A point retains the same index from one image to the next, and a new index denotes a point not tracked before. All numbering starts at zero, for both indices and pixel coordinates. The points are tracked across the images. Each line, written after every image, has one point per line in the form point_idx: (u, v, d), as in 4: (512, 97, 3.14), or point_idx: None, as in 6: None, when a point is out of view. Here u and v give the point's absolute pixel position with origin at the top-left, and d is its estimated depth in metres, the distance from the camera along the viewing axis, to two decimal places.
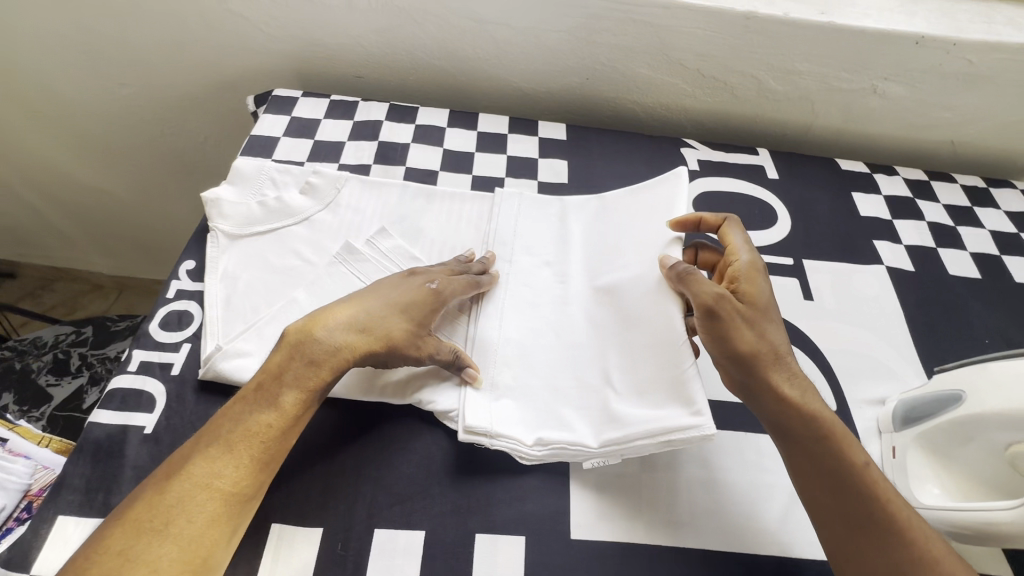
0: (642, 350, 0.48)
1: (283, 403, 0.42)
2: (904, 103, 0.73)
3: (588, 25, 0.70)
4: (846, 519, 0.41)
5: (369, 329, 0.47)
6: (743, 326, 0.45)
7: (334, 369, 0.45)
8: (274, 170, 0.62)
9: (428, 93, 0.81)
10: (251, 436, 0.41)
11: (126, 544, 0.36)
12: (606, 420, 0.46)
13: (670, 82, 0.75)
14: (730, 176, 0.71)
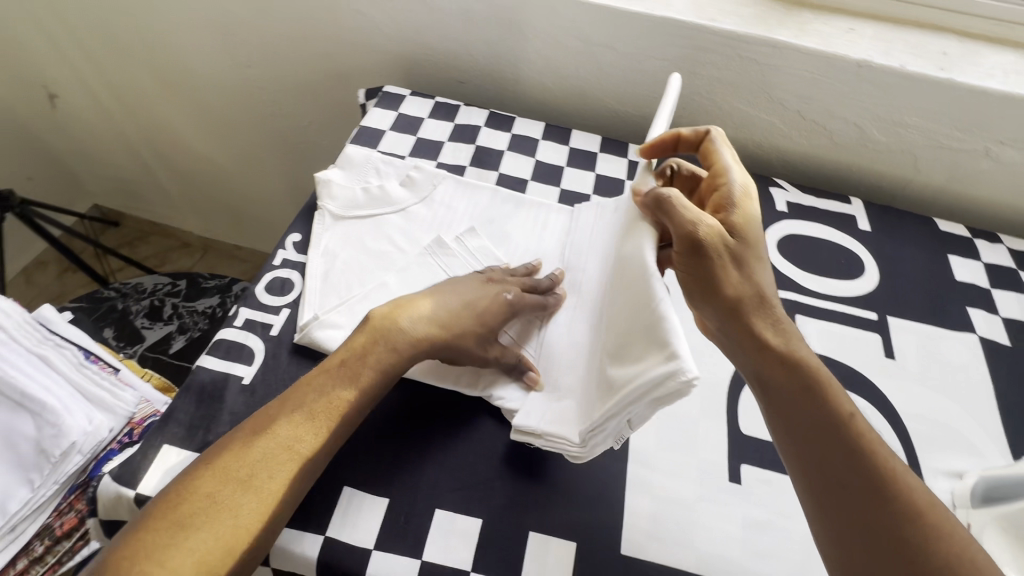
0: (626, 312, 0.45)
1: (363, 383, 0.46)
2: (1019, 170, 0.70)
3: (693, 56, 0.71)
4: (850, 487, 0.37)
5: (440, 320, 0.50)
6: (729, 264, 0.43)
7: (409, 357, 0.48)
8: (379, 161, 0.67)
9: (524, 105, 0.84)
10: (329, 408, 0.44)
11: (215, 488, 0.40)
12: (607, 389, 0.43)
13: (767, 120, 0.75)
14: (818, 221, 0.70)
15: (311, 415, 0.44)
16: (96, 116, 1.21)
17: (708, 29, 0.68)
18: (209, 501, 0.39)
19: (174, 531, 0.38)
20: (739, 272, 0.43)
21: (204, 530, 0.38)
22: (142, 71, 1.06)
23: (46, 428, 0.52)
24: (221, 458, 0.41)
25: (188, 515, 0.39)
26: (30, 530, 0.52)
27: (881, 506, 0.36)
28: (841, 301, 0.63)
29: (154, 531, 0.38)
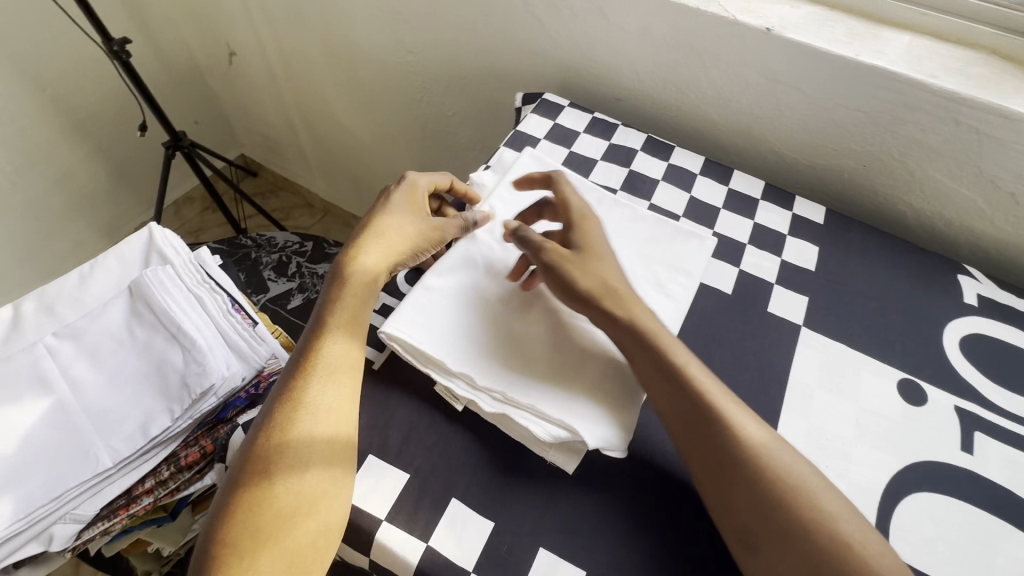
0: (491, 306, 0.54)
1: (340, 331, 0.49)
2: None
3: (897, 112, 0.63)
4: (711, 487, 0.42)
5: (394, 237, 0.56)
6: (577, 264, 0.51)
7: (366, 281, 0.53)
8: (533, 164, 0.65)
9: (680, 134, 0.80)
10: (334, 357, 0.48)
11: (267, 467, 0.42)
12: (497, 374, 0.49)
13: (968, 197, 0.65)
14: (1017, 325, 0.59)
15: (324, 371, 0.47)
16: (263, 77, 1.32)
17: (925, 86, 0.60)
18: (266, 479, 0.42)
19: (250, 518, 0.40)
20: (585, 268, 0.51)
21: (277, 505, 0.41)
22: (312, 43, 1.14)
23: (193, 365, 0.57)
24: (262, 445, 0.43)
25: (256, 501, 0.41)
26: (162, 455, 0.56)
27: (703, 451, 0.42)
28: None
29: (230, 527, 0.40)
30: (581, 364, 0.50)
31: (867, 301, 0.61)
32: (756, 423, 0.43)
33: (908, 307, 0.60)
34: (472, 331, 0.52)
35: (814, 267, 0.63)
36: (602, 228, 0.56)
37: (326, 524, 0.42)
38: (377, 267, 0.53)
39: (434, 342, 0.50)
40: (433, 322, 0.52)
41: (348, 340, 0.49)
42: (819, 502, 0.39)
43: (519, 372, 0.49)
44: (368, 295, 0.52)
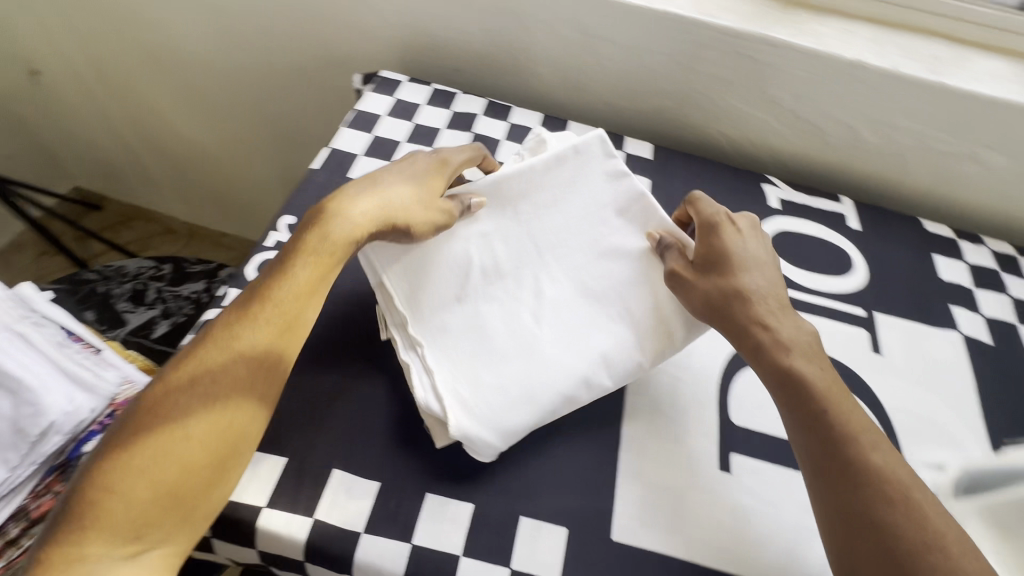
0: (443, 291, 0.51)
1: (290, 285, 0.46)
2: (1003, 175, 0.72)
3: (692, 52, 0.72)
4: (828, 510, 0.41)
5: (390, 195, 0.50)
6: (708, 276, 0.49)
7: (332, 235, 0.48)
8: (585, 152, 0.56)
9: (521, 97, 0.84)
10: (267, 326, 0.45)
11: (172, 404, 0.41)
12: (433, 333, 0.50)
13: (762, 119, 0.76)
14: (810, 219, 0.70)
15: (253, 340, 0.44)
16: (81, 95, 1.18)
17: (708, 26, 0.68)
18: (153, 438, 0.40)
19: (120, 474, 0.38)
20: (718, 279, 0.49)
21: (149, 471, 0.39)
22: (129, 50, 1.03)
23: (24, 407, 0.51)
24: (167, 398, 0.41)
25: (133, 457, 0.39)
26: (5, 511, 0.50)
27: (825, 458, 0.42)
28: (831, 297, 0.63)
29: (114, 460, 0.39)
30: (503, 368, 0.48)
31: None
32: (881, 440, 0.42)
33: None
34: (433, 293, 0.51)
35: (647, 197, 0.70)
36: (755, 246, 0.51)
37: (191, 510, 0.40)
38: (350, 219, 0.48)
39: (404, 292, 0.51)
40: (403, 270, 0.52)
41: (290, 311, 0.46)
42: (914, 525, 0.38)
43: (454, 343, 0.49)
44: (328, 265, 0.48)
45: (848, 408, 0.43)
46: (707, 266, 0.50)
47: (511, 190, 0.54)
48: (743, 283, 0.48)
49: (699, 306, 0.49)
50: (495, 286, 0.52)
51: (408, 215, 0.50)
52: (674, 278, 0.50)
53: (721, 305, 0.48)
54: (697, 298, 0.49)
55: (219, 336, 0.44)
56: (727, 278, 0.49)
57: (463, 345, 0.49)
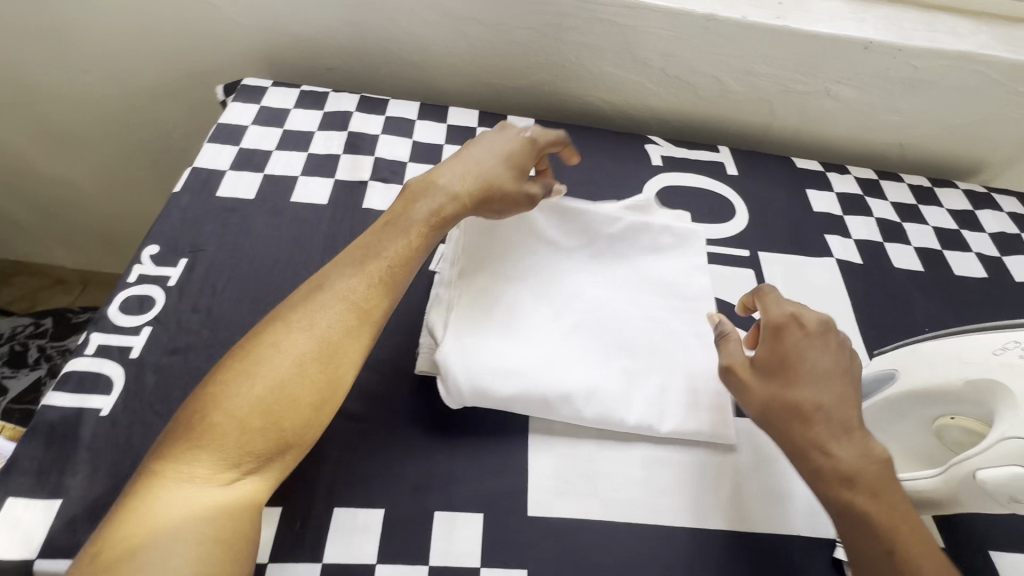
0: (486, 266, 0.55)
1: (386, 257, 0.46)
2: (855, 105, 0.77)
3: (557, 22, 0.72)
4: None
5: (479, 161, 0.53)
6: (766, 382, 0.44)
7: (423, 210, 0.49)
8: (655, 228, 0.60)
9: (400, 87, 0.82)
10: (373, 283, 0.45)
11: (252, 371, 0.40)
12: (474, 283, 0.53)
13: (636, 81, 0.78)
14: (692, 171, 0.73)
15: (366, 291, 0.45)
16: None
17: None
18: (267, 368, 0.40)
19: (236, 398, 0.39)
20: (779, 391, 0.44)
21: (261, 399, 0.39)
22: None
23: None
24: (282, 331, 0.42)
25: (248, 381, 0.40)
26: None
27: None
28: (718, 243, 0.66)
29: (184, 434, 0.38)
30: (534, 356, 0.50)
31: (582, 186, 0.69)
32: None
33: (615, 181, 0.70)
34: (496, 262, 0.55)
35: None
36: (818, 355, 0.44)
37: (283, 450, 0.40)
38: (439, 186, 0.51)
39: (471, 246, 0.55)
40: (483, 237, 0.56)
41: (393, 271, 0.46)
42: None
43: (486, 302, 0.53)
44: (422, 234, 0.48)
45: (922, 552, 0.37)
46: (770, 367, 0.45)
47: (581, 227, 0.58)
48: (805, 398, 0.43)
49: (757, 410, 0.45)
50: (546, 288, 0.55)
51: (491, 186, 0.52)
52: (729, 373, 0.46)
53: (776, 418, 0.43)
54: (755, 402, 0.45)
55: (338, 277, 0.45)
56: (789, 387, 0.43)
57: (495, 311, 0.52)
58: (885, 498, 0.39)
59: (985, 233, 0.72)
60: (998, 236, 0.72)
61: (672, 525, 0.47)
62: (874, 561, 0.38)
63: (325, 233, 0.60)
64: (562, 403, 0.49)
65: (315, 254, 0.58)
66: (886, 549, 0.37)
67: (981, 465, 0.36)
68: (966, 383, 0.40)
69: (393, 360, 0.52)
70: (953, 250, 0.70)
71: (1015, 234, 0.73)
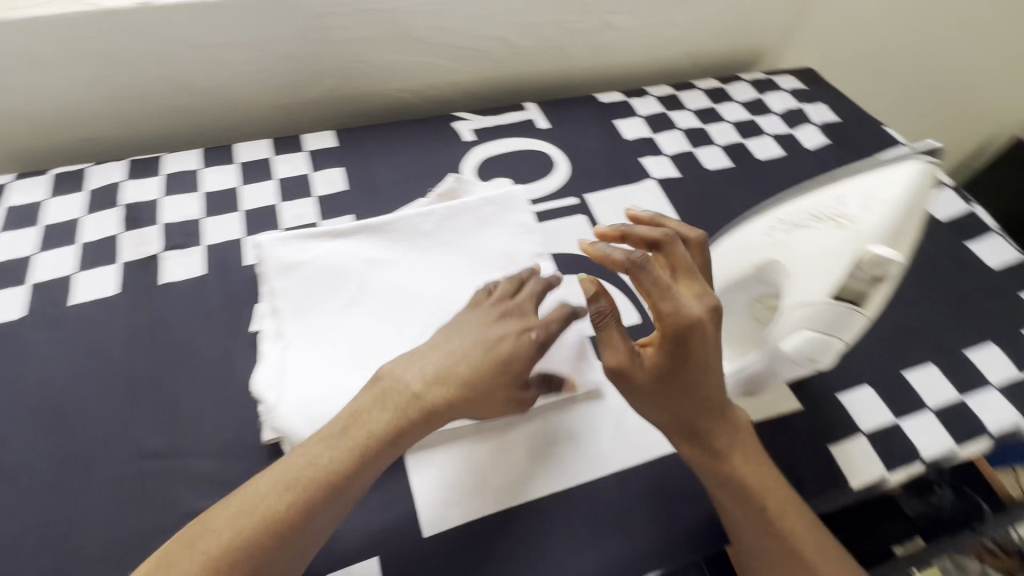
0: (307, 304, 0.52)
1: (312, 463, 0.39)
2: (634, 29, 0.80)
3: (317, 24, 0.67)
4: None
5: (462, 347, 0.44)
6: (661, 389, 0.41)
7: (387, 415, 0.41)
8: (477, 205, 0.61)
9: (178, 136, 0.73)
10: (313, 502, 0.38)
11: None
12: (295, 327, 0.51)
13: (425, 62, 0.75)
14: (505, 135, 0.72)
15: (298, 506, 0.38)
16: None
17: None
18: None
19: None
20: (673, 399, 0.41)
21: None
22: None
23: None
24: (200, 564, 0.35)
25: None
26: None
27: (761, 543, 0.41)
28: (546, 198, 0.66)
29: None
30: None
31: (399, 184, 0.66)
32: (805, 515, 0.42)
33: (432, 169, 0.68)
34: (315, 299, 0.53)
35: (345, 184, 0.65)
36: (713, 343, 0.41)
37: None
38: (410, 385, 0.42)
39: (283, 290, 0.53)
40: (293, 279, 0.53)
41: (343, 491, 0.39)
42: None
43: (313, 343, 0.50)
44: (369, 440, 0.40)
45: (784, 497, 0.42)
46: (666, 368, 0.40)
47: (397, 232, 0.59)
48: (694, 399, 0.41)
49: (656, 413, 0.42)
50: (377, 305, 0.54)
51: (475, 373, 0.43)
52: (622, 378, 0.42)
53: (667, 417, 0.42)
54: (650, 407, 0.42)
55: (258, 485, 0.38)
56: (681, 387, 0.41)
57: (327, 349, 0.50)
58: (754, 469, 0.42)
59: (774, 114, 0.79)
60: (785, 113, 0.79)
61: (569, 487, 0.47)
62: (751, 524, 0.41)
63: (123, 327, 0.53)
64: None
65: (117, 355, 0.51)
66: (761, 508, 0.41)
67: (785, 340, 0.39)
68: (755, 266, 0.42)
69: (239, 436, 0.47)
70: (752, 138, 0.76)
71: (797, 107, 0.80)
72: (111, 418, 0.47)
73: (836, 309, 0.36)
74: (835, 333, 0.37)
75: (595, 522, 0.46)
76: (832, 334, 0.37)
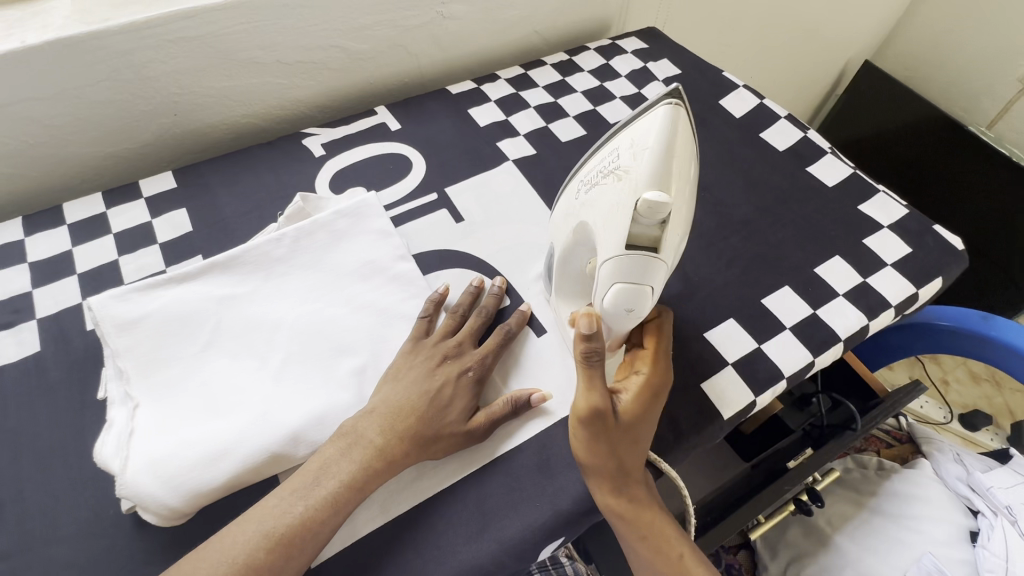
0: (156, 357, 0.50)
1: (283, 524, 0.41)
2: (473, 15, 0.81)
3: (127, 63, 0.63)
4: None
5: (409, 388, 0.48)
6: (621, 440, 0.45)
7: (362, 466, 0.44)
8: (330, 220, 0.59)
9: (1, 206, 0.67)
10: (290, 549, 0.41)
11: None
12: (145, 383, 0.48)
13: (262, 83, 0.72)
14: (357, 144, 0.71)
15: (278, 552, 0.40)
16: None
17: (111, 31, 0.60)
18: None
19: None
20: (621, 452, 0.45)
21: None
22: None
23: None
24: None
25: None
26: None
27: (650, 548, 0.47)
28: (406, 200, 0.65)
29: None
30: (239, 416, 0.47)
31: (251, 213, 0.64)
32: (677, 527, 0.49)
33: (284, 191, 0.65)
34: (163, 349, 0.50)
35: (192, 225, 0.62)
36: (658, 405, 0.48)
37: None
38: (376, 437, 0.45)
39: (125, 347, 0.49)
40: (135, 334, 0.50)
41: (343, 509, 0.43)
42: None
43: (167, 396, 0.48)
44: (346, 497, 0.43)
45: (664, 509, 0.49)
46: (634, 423, 0.46)
47: (251, 263, 0.56)
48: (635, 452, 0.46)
49: (603, 460, 0.44)
50: (234, 341, 0.52)
51: (421, 417, 0.46)
52: (595, 420, 0.43)
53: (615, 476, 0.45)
54: (606, 459, 0.44)
55: (244, 529, 0.41)
56: (638, 446, 0.46)
57: (182, 399, 0.48)
58: (662, 529, 0.48)
59: (621, 77, 0.82)
60: (632, 75, 0.82)
61: (456, 479, 0.47)
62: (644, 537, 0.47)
63: None
64: (294, 444, 0.46)
65: None
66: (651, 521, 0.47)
67: (601, 297, 0.42)
68: (578, 234, 0.45)
69: (98, 513, 0.44)
70: (604, 104, 0.78)
71: (642, 67, 0.83)
72: None
73: (628, 259, 0.39)
74: (638, 281, 0.40)
75: (484, 509, 0.46)
76: (636, 284, 0.40)
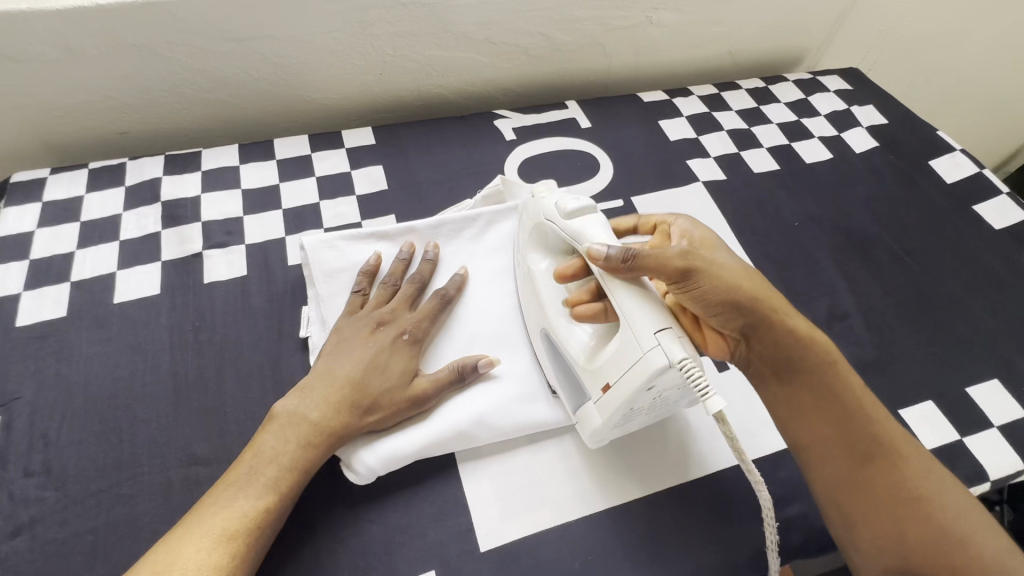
0: None
1: (251, 498, 0.39)
2: (678, 26, 0.78)
3: (359, 18, 0.65)
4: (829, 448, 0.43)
5: (344, 356, 0.46)
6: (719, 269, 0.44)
7: (308, 438, 0.42)
8: None
9: (214, 131, 0.72)
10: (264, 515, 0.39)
11: None
12: None
13: (466, 58, 0.73)
14: (547, 135, 0.70)
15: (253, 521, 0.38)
16: None
17: None
18: None
19: None
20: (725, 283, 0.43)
21: None
22: None
23: None
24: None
25: None
26: None
27: (817, 400, 0.43)
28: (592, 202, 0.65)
29: None
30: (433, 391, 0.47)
31: (440, 183, 0.65)
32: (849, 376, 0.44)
33: (475, 168, 0.66)
34: None
35: (387, 184, 0.64)
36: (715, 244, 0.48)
37: None
38: (313, 412, 0.43)
39: (332, 297, 0.52)
40: (339, 286, 0.52)
41: (276, 512, 0.39)
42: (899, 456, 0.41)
43: None
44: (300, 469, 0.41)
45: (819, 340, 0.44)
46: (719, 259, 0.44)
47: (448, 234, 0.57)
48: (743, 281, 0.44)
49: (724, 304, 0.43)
50: None
51: (360, 381, 0.44)
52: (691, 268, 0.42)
53: (777, 352, 0.44)
54: (731, 301, 0.43)
55: (216, 505, 0.38)
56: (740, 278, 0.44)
57: None
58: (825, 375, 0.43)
59: (820, 116, 0.77)
60: (832, 116, 0.77)
61: (625, 501, 0.46)
62: (806, 385, 0.44)
63: (166, 328, 0.51)
64: (479, 428, 0.46)
65: (163, 357, 0.50)
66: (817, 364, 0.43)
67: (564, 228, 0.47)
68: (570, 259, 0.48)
69: None
70: (800, 141, 0.74)
71: (845, 110, 0.78)
72: (159, 425, 0.46)
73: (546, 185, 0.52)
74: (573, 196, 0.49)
75: (654, 539, 0.44)
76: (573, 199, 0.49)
